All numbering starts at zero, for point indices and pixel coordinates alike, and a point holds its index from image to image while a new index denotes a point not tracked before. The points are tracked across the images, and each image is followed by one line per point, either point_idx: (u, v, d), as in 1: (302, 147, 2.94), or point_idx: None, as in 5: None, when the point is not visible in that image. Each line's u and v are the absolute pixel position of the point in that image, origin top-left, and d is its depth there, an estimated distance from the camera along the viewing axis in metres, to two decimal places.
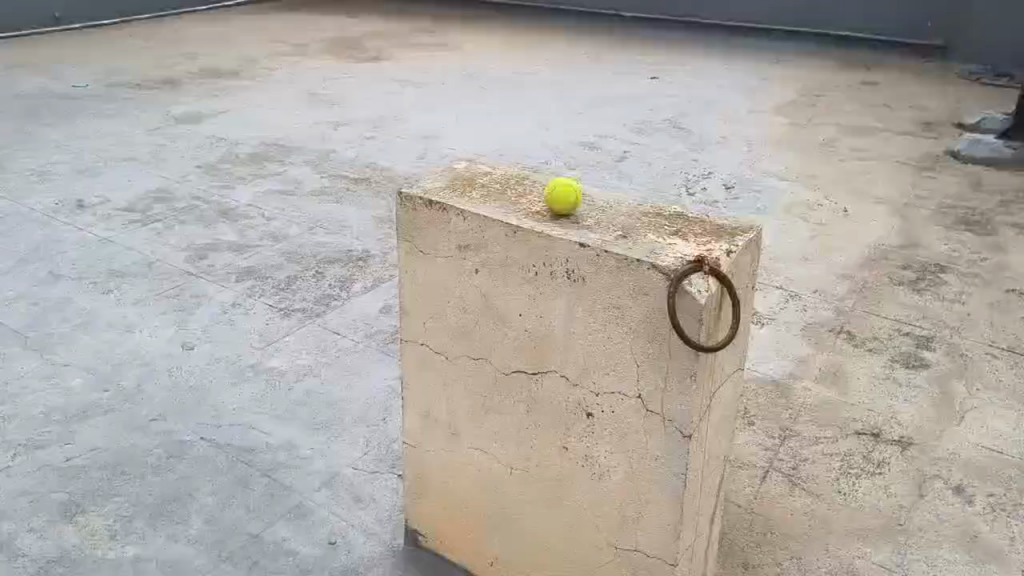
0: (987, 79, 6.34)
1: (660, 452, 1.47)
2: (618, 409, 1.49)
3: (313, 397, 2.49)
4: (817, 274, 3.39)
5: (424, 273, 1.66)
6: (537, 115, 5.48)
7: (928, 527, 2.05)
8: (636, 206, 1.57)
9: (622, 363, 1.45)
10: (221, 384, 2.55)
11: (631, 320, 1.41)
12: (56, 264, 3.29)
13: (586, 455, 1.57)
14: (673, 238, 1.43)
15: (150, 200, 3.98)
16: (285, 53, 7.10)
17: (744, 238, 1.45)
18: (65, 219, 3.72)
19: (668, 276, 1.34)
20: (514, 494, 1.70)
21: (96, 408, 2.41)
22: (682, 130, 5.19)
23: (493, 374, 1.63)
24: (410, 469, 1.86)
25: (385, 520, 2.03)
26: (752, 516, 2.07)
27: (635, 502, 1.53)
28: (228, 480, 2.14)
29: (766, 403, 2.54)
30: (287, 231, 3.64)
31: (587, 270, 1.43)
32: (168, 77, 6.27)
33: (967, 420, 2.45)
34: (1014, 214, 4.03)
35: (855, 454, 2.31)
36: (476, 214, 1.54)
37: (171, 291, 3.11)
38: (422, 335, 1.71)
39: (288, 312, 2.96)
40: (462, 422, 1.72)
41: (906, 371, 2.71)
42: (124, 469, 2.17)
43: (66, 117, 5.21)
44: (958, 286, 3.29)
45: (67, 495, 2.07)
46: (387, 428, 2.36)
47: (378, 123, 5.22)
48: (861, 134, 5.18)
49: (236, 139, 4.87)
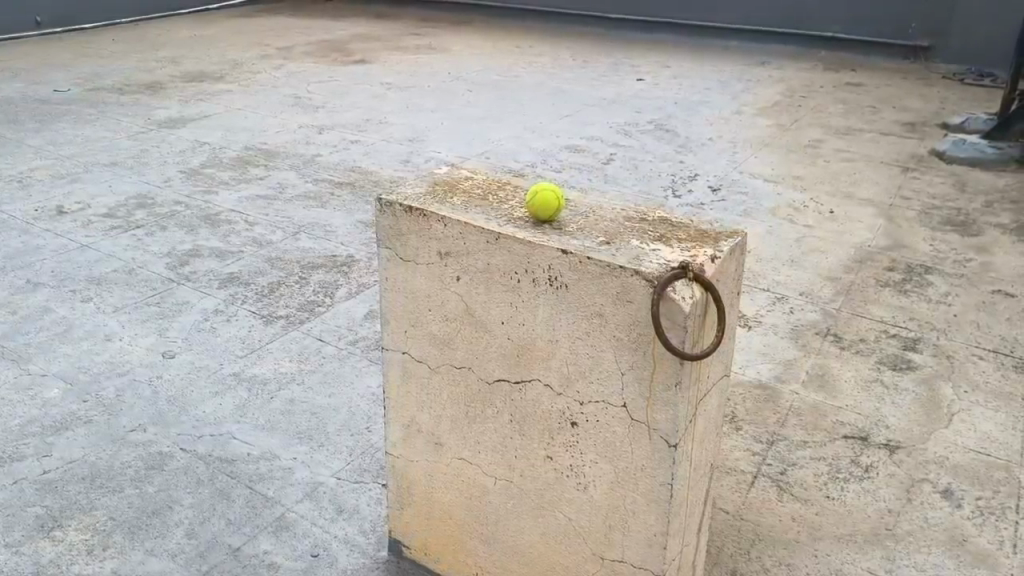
0: (971, 79, 6.37)
1: (648, 462, 1.44)
2: (603, 418, 1.46)
3: (297, 405, 2.46)
4: (803, 276, 3.38)
5: (408, 280, 1.63)
6: (522, 117, 5.47)
7: (917, 531, 2.03)
8: (620, 211, 1.54)
9: (607, 371, 1.42)
10: (201, 393, 2.51)
11: (614, 327, 1.38)
12: (36, 272, 3.24)
13: (572, 465, 1.54)
14: (657, 244, 1.40)
15: (131, 205, 3.93)
16: (270, 56, 7.07)
17: (729, 242, 1.43)
18: (46, 226, 3.67)
19: (651, 282, 1.31)
20: (500, 503, 1.67)
21: (74, 419, 2.37)
22: (668, 133, 5.19)
23: (478, 383, 1.61)
24: (395, 477, 1.83)
25: (369, 530, 2.00)
26: (741, 522, 2.05)
27: (621, 511, 1.51)
28: (207, 492, 2.11)
29: (753, 407, 2.52)
30: (271, 236, 3.61)
31: (570, 276, 1.40)
32: (153, 80, 6.24)
33: (955, 421, 2.45)
34: (999, 214, 4.05)
35: (843, 458, 2.30)
36: (456, 222, 1.51)
37: (153, 297, 3.07)
38: (406, 343, 1.68)
39: (272, 319, 2.93)
40: (447, 432, 1.70)
41: (894, 372, 2.70)
42: (103, 481, 2.13)
43: (47, 122, 5.15)
44: (944, 286, 3.30)
45: (44, 508, 2.03)
46: (372, 436, 2.33)
47: (363, 127, 5.19)
48: (846, 136, 5.18)
49: (221, 143, 4.83)
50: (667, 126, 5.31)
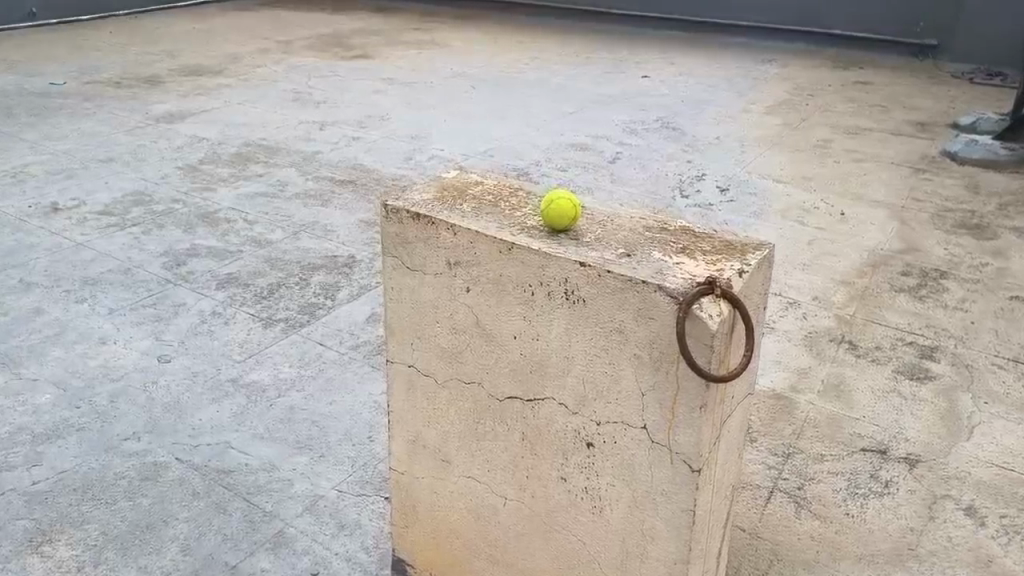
0: (980, 78, 6.28)
1: (667, 487, 1.36)
2: (621, 440, 1.38)
3: (296, 413, 2.38)
4: (816, 281, 3.30)
5: (414, 290, 1.55)
6: (525, 114, 5.38)
7: (941, 552, 1.96)
8: (638, 220, 1.46)
9: (625, 391, 1.34)
10: (198, 401, 2.43)
11: (635, 345, 1.30)
12: (28, 271, 3.16)
13: (586, 487, 1.46)
14: (680, 256, 1.32)
15: (128, 202, 3.85)
16: (269, 50, 6.97)
17: (755, 255, 1.35)
18: (40, 223, 3.59)
19: (675, 299, 1.23)
20: (510, 526, 1.60)
21: (66, 427, 2.29)
22: (675, 131, 5.09)
23: (486, 400, 1.53)
24: (399, 495, 1.75)
25: (371, 548, 1.92)
26: (757, 542, 1.98)
27: (637, 536, 1.43)
28: (203, 505, 2.03)
29: (768, 418, 2.44)
30: (271, 236, 3.52)
31: (587, 290, 1.32)
32: (150, 74, 6.14)
33: (975, 434, 2.37)
34: (1013, 217, 3.97)
35: (861, 473, 2.22)
36: (466, 230, 1.43)
37: (149, 299, 2.99)
38: (410, 355, 1.61)
39: (271, 322, 2.85)
40: (453, 449, 1.62)
41: (911, 382, 2.62)
42: (95, 493, 2.05)
43: (41, 116, 5.06)
44: (960, 292, 3.22)
45: (33, 522, 1.95)
46: (374, 447, 2.25)
47: (364, 123, 5.10)
48: (855, 135, 5.09)
49: (220, 139, 4.74)
50: (673, 125, 5.22)
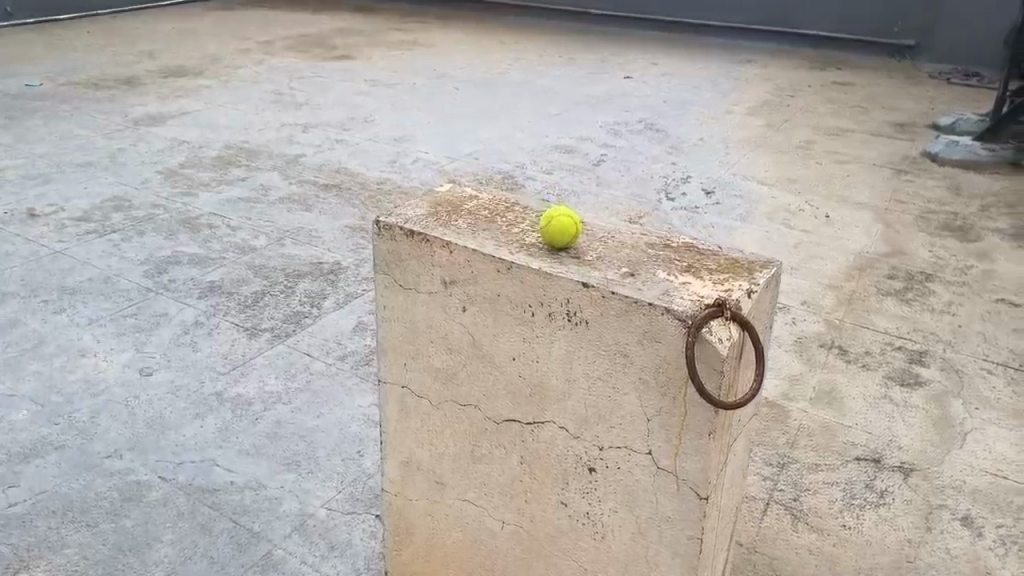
0: (958, 78, 6.32)
1: (672, 513, 1.33)
2: (624, 465, 1.35)
3: (284, 428, 2.32)
4: (805, 285, 3.29)
5: (408, 310, 1.50)
6: (510, 116, 5.33)
7: (940, 564, 1.94)
8: (640, 237, 1.43)
9: (629, 415, 1.31)
10: (182, 416, 2.37)
11: (639, 369, 1.27)
12: (3, 281, 3.07)
13: (587, 512, 1.42)
14: (686, 276, 1.29)
15: (106, 207, 3.76)
16: (248, 50, 6.87)
17: (762, 274, 1.31)
18: (15, 231, 3.49)
19: (683, 323, 1.20)
20: (508, 551, 1.56)
21: (45, 445, 2.22)
22: (659, 133, 5.07)
23: (483, 423, 1.49)
24: (393, 517, 1.71)
25: (363, 569, 1.87)
26: (755, 556, 1.96)
27: (640, 563, 1.40)
28: (188, 527, 1.97)
29: (762, 427, 2.42)
30: (254, 242, 3.46)
31: (590, 312, 1.28)
32: (127, 74, 6.03)
33: (968, 442, 2.36)
34: (996, 218, 3.98)
35: (857, 483, 2.20)
36: (463, 249, 1.38)
37: (129, 309, 2.92)
38: (404, 376, 1.56)
39: (255, 332, 2.79)
40: (449, 472, 1.58)
41: (902, 389, 2.61)
42: (75, 515, 1.99)
43: (16, 118, 4.94)
44: (947, 295, 3.22)
45: (10, 547, 1.89)
46: (363, 463, 2.20)
47: (346, 125, 5.03)
48: (838, 136, 5.10)
49: (200, 142, 4.65)
50: (658, 126, 5.20)
